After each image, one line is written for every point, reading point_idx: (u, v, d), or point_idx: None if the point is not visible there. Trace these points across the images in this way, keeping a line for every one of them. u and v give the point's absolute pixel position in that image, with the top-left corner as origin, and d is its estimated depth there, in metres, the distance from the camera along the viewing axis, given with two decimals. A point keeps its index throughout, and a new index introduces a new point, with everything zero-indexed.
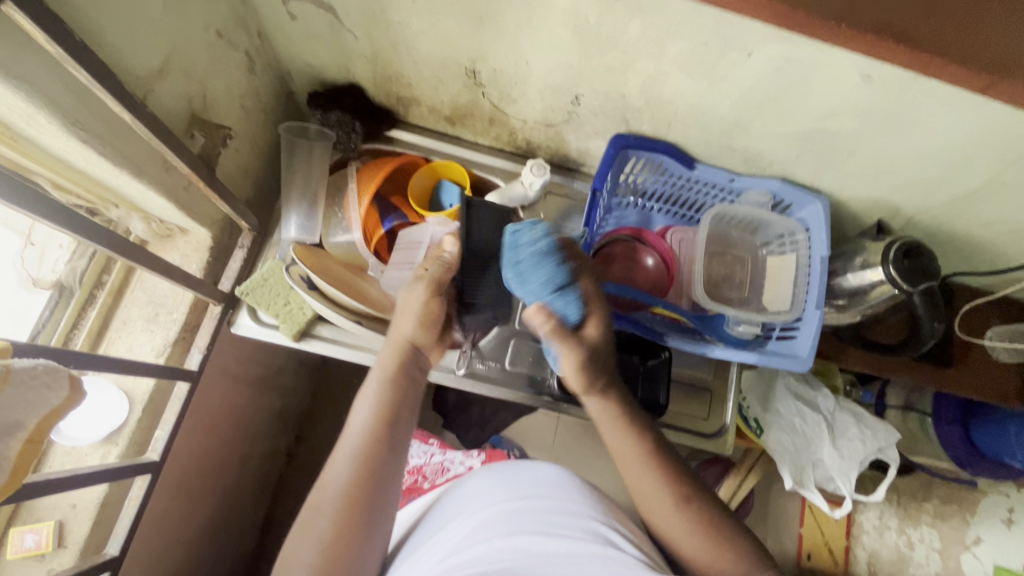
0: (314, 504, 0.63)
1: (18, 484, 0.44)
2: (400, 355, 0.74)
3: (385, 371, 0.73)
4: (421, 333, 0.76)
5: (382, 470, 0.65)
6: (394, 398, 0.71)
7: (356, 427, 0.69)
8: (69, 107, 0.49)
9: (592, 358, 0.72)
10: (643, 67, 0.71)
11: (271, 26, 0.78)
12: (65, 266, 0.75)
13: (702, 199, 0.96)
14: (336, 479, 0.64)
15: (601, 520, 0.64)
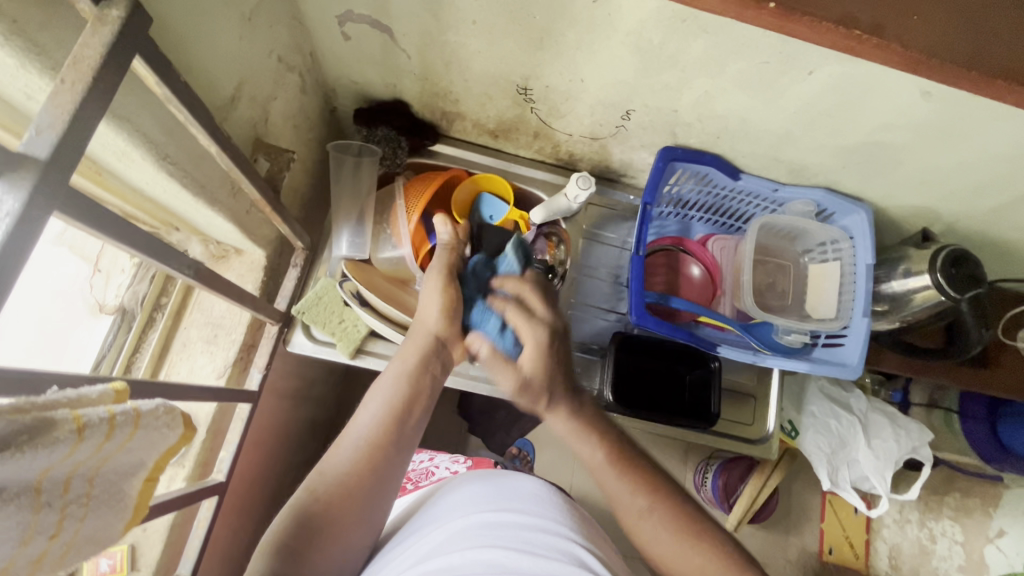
0: (308, 487, 0.60)
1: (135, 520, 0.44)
2: (427, 351, 0.70)
3: (406, 360, 0.69)
4: (448, 328, 0.72)
5: (382, 469, 0.62)
6: (410, 394, 0.67)
7: (364, 420, 0.65)
8: (159, 142, 0.50)
9: (522, 383, 0.69)
10: (699, 84, 0.71)
11: (323, 46, 0.79)
12: (127, 291, 0.75)
13: (743, 208, 0.97)
14: (335, 468, 0.61)
15: (579, 542, 0.59)
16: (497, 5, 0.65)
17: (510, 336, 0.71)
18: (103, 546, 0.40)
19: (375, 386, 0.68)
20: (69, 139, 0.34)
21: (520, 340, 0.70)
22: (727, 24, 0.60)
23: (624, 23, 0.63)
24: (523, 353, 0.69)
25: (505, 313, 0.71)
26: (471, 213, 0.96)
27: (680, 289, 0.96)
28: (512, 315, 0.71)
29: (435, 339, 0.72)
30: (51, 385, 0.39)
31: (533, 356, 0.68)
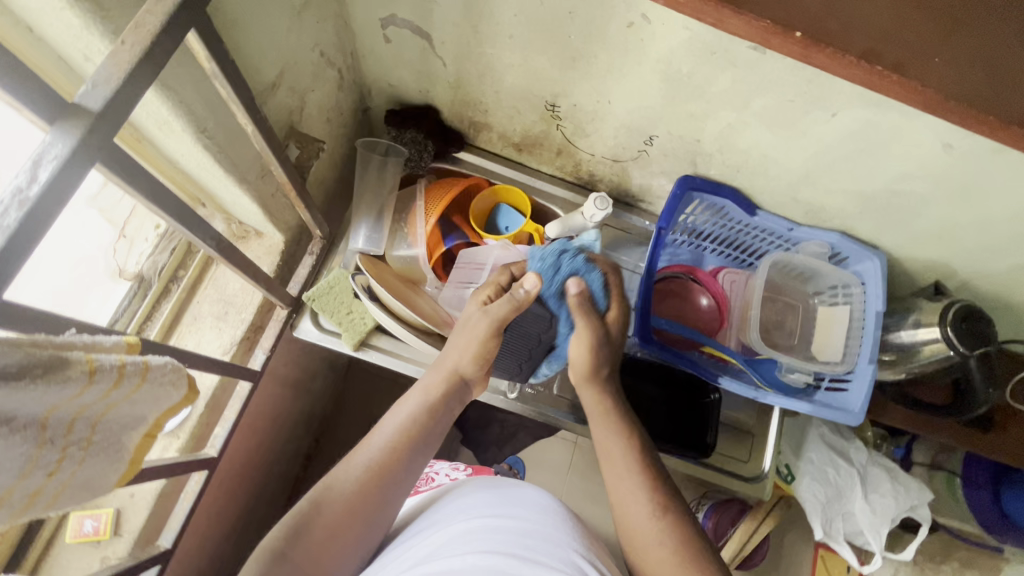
0: (318, 499, 0.61)
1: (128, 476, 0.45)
2: (447, 380, 0.73)
3: (428, 394, 0.72)
4: (474, 365, 0.74)
5: (388, 492, 0.64)
6: (424, 422, 0.69)
7: (377, 441, 0.67)
8: (201, 116, 0.52)
9: (602, 342, 0.76)
10: (724, 116, 0.73)
11: (364, 47, 0.82)
12: (147, 259, 0.76)
13: (757, 243, 0.98)
14: (341, 486, 0.62)
15: (582, 553, 0.58)
16: (536, 22, 0.67)
17: (607, 298, 0.79)
18: (94, 495, 0.41)
19: (392, 410, 0.71)
20: (120, 95, 0.36)
21: (613, 302, 0.80)
22: (756, 60, 0.62)
23: (655, 51, 0.65)
24: (614, 315, 0.79)
25: (608, 274, 0.80)
26: (488, 224, 0.99)
27: (687, 317, 0.96)
28: (618, 274, 0.80)
29: (456, 374, 0.74)
30: (70, 328, 0.40)
31: (618, 320, 0.79)
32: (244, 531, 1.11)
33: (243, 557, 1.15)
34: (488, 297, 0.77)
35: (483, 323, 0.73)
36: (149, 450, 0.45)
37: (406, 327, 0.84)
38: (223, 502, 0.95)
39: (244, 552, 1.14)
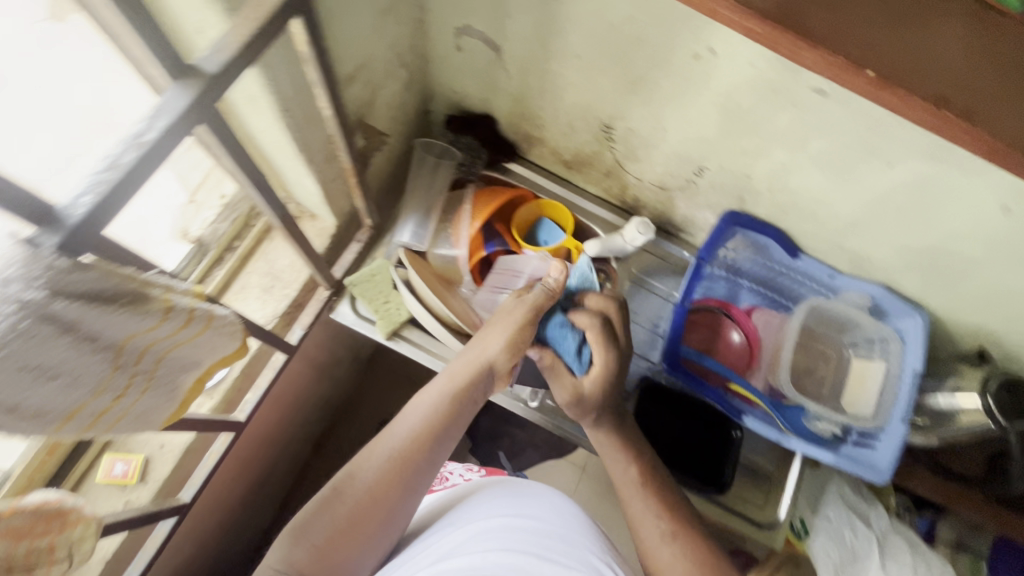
0: (338, 487, 0.63)
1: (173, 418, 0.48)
2: (474, 372, 0.71)
3: (452, 384, 0.70)
4: (503, 357, 0.71)
5: (409, 485, 0.65)
6: (446, 414, 0.69)
7: (398, 431, 0.67)
8: (287, 96, 0.56)
9: (575, 403, 0.74)
10: (777, 155, 0.74)
11: (436, 53, 0.86)
12: (208, 225, 0.79)
13: (795, 287, 0.97)
14: (362, 477, 0.63)
15: (600, 555, 0.60)
16: (606, 45, 0.69)
17: (585, 359, 0.74)
18: (144, 428, 0.43)
19: (414, 400, 0.71)
20: (235, 63, 0.40)
21: (594, 362, 0.74)
22: (817, 102, 0.63)
23: (719, 84, 0.67)
24: (592, 374, 0.74)
25: (586, 331, 0.74)
26: (528, 236, 1.01)
27: (716, 350, 0.95)
28: (598, 334, 0.73)
29: (485, 364, 0.71)
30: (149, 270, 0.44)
31: (599, 381, 0.74)
32: (252, 503, 1.13)
33: (247, 531, 1.17)
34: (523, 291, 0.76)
35: (515, 317, 0.72)
36: (198, 394, 0.47)
37: (441, 324, 0.87)
38: (239, 471, 0.98)
39: (248, 525, 1.16)
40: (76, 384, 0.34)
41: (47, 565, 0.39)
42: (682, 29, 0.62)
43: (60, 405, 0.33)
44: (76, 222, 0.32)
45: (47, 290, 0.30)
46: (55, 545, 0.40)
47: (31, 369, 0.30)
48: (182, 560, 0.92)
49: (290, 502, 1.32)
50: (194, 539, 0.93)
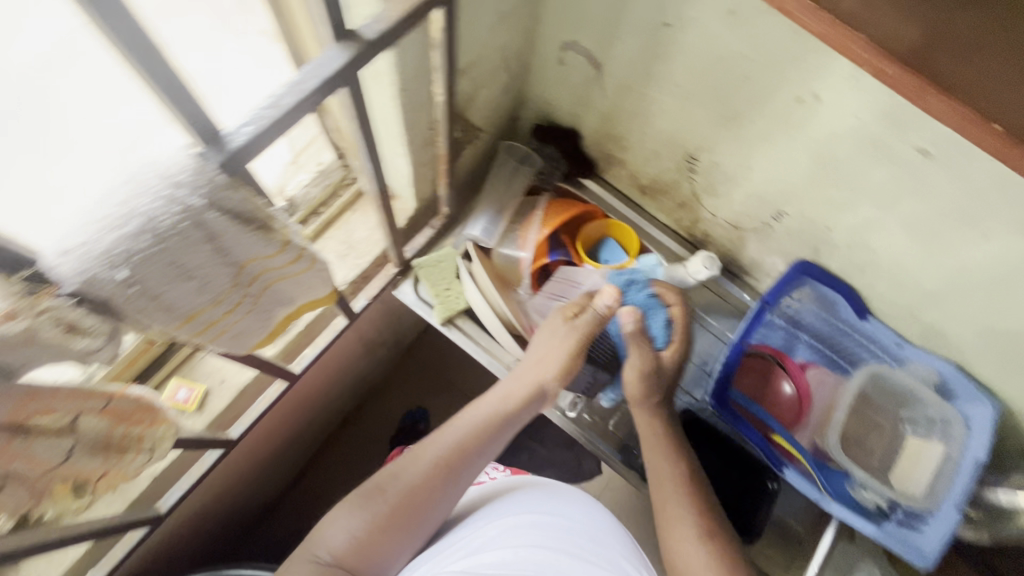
0: (382, 482, 0.66)
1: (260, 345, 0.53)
2: (528, 392, 0.74)
3: (505, 402, 0.73)
4: (555, 380, 0.75)
5: (450, 489, 0.67)
6: (496, 428, 0.72)
7: (447, 438, 0.70)
8: (408, 78, 0.61)
9: (654, 374, 0.77)
10: (864, 211, 0.73)
11: (538, 64, 0.91)
12: (302, 188, 0.82)
13: (855, 349, 0.93)
14: (406, 476, 0.66)
15: (631, 561, 0.60)
16: (709, 77, 0.71)
17: (668, 333, 0.81)
18: (238, 347, 0.48)
19: (465, 410, 0.74)
20: (389, 35, 0.43)
21: (673, 339, 0.81)
22: (918, 163, 0.62)
23: (817, 130, 0.67)
24: (670, 352, 0.80)
25: (671, 309, 0.82)
26: (591, 252, 1.03)
27: (765, 399, 0.94)
28: (682, 314, 0.81)
29: (538, 386, 0.74)
30: None
31: (673, 362, 0.80)
32: (279, 461, 1.16)
33: (267, 488, 1.20)
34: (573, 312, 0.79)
35: (569, 341, 0.76)
36: (284, 328, 0.52)
37: (497, 319, 0.90)
38: (278, 426, 1.02)
39: (270, 483, 1.19)
40: (203, 289, 0.38)
41: (133, 451, 0.44)
42: (790, 73, 0.63)
43: (186, 304, 0.38)
44: (235, 147, 0.37)
45: (203, 199, 0.34)
46: (142, 434, 0.44)
47: (176, 267, 0.35)
48: (207, 500, 0.95)
49: (308, 471, 1.34)
50: (221, 482, 0.96)
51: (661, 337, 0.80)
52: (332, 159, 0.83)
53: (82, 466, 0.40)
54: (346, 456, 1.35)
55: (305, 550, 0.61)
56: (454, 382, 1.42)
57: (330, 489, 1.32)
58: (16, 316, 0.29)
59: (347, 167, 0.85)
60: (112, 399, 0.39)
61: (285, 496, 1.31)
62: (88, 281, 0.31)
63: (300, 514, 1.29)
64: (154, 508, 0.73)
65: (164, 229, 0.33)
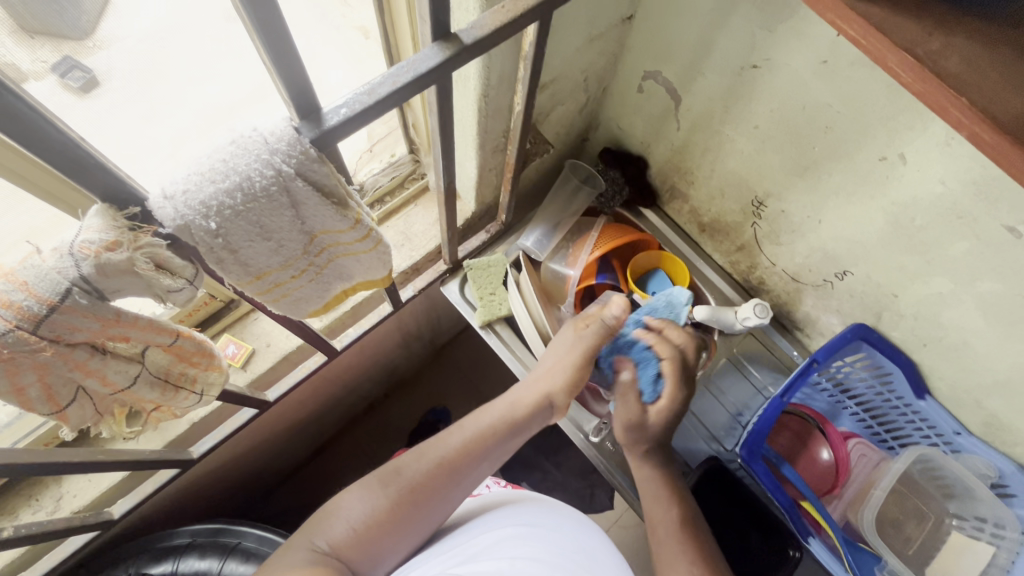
0: (384, 477, 0.65)
1: (317, 315, 0.56)
2: (535, 402, 0.75)
3: (512, 409, 0.74)
4: (561, 392, 0.76)
5: (452, 490, 0.67)
6: (501, 434, 0.72)
7: (452, 439, 0.70)
8: (491, 85, 0.63)
9: (640, 426, 0.77)
10: (937, 283, 0.69)
11: (617, 88, 0.92)
12: (373, 176, 0.87)
13: (906, 427, 0.88)
14: (410, 472, 0.66)
15: None
16: (788, 123, 0.70)
17: (658, 388, 0.77)
18: (296, 313, 0.51)
19: (473, 413, 0.74)
20: (485, 41, 0.45)
21: (663, 395, 0.77)
22: (1005, 241, 0.58)
23: (897, 193, 0.64)
24: (659, 406, 0.76)
25: (663, 362, 0.77)
26: (639, 282, 1.02)
27: (800, 463, 0.90)
28: (674, 368, 0.77)
29: (544, 397, 0.76)
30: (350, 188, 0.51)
31: (664, 415, 0.76)
32: (303, 433, 1.20)
33: (287, 457, 1.24)
34: (580, 322, 0.81)
35: (571, 353, 0.77)
36: (337, 303, 0.55)
37: (536, 332, 0.90)
38: (307, 399, 1.05)
39: (291, 452, 1.23)
40: (277, 252, 0.41)
41: (186, 391, 0.47)
42: (875, 129, 0.61)
43: (260, 263, 0.41)
44: (331, 125, 0.39)
45: (293, 168, 0.37)
46: (196, 377, 0.47)
47: (259, 226, 0.38)
48: (232, 456, 0.99)
49: (327, 449, 1.37)
50: (246, 442, 0.99)
51: (648, 392, 0.77)
52: (404, 154, 0.89)
53: (142, 396, 0.44)
54: (364, 439, 1.38)
55: (302, 538, 0.60)
56: (481, 389, 1.43)
57: (344, 469, 1.35)
58: (118, 247, 0.33)
59: (418, 162, 0.89)
60: (179, 338, 0.42)
61: (301, 467, 1.34)
62: (183, 225, 0.35)
63: (314, 488, 1.33)
64: (187, 451, 0.77)
65: (256, 189, 0.35)
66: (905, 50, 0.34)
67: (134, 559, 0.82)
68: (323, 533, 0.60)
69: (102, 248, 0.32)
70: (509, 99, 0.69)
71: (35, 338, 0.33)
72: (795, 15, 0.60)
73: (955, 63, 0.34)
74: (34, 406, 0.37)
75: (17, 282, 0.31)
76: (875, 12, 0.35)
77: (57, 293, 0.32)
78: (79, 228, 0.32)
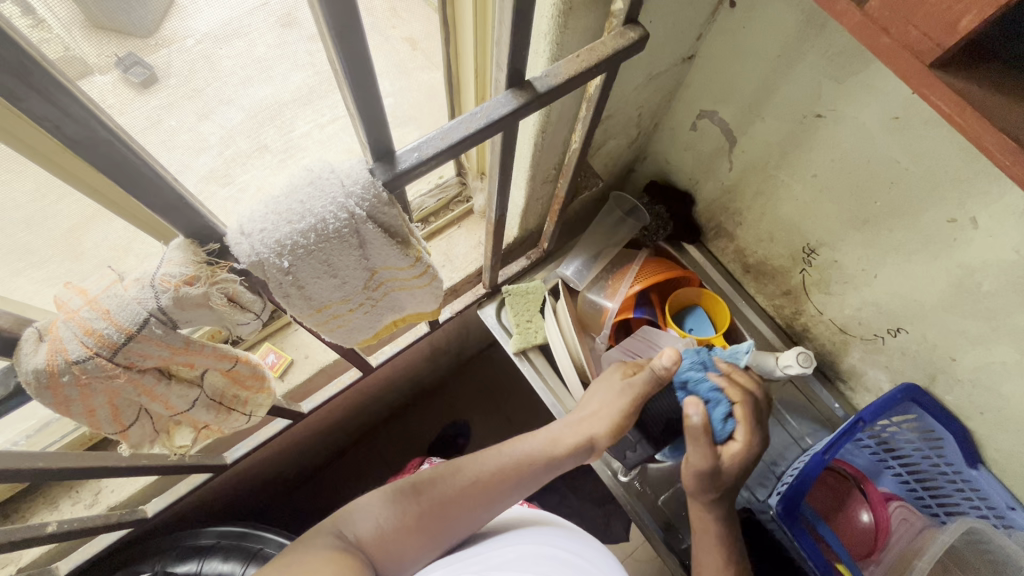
0: (418, 486, 0.65)
1: (373, 340, 0.60)
2: (578, 444, 0.72)
3: (556, 444, 0.71)
4: (606, 438, 0.73)
5: (478, 512, 0.65)
6: (538, 468, 0.69)
7: (489, 461, 0.68)
8: (550, 122, 0.63)
9: (710, 476, 0.70)
10: (1001, 351, 0.65)
11: (670, 124, 0.91)
12: (420, 196, 0.88)
13: (952, 495, 0.85)
14: (443, 487, 0.65)
15: None
16: (850, 176, 0.68)
17: (730, 429, 0.71)
18: (351, 339, 0.55)
19: (516, 439, 0.72)
20: (558, 89, 0.46)
21: (736, 437, 0.71)
22: None
23: (965, 257, 0.61)
24: (732, 450, 0.70)
25: (735, 405, 0.72)
26: (677, 317, 1.01)
27: (837, 523, 0.88)
28: (750, 411, 0.71)
29: (588, 439, 0.73)
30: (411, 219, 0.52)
31: (737, 459, 0.70)
32: (324, 440, 1.20)
33: (309, 460, 1.24)
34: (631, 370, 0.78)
35: (620, 401, 0.74)
36: (387, 330, 0.59)
37: (570, 362, 0.89)
38: (337, 407, 1.06)
39: (312, 456, 1.24)
40: (339, 287, 0.44)
41: (237, 412, 0.51)
42: (945, 191, 0.59)
43: (323, 297, 0.44)
44: (403, 168, 0.41)
45: (365, 211, 0.39)
46: (247, 400, 0.51)
47: (326, 265, 0.40)
48: (258, 459, 1.00)
49: (347, 455, 1.37)
50: (273, 446, 1.01)
51: (721, 430, 0.70)
52: (452, 176, 0.89)
53: (198, 417, 0.47)
54: (383, 448, 1.38)
55: (327, 526, 0.60)
56: (504, 408, 1.42)
57: (362, 478, 1.35)
58: (196, 281, 0.36)
59: (465, 185, 0.89)
60: (238, 363, 0.46)
61: (318, 473, 1.35)
62: (257, 261, 0.37)
63: (328, 493, 1.33)
64: (221, 456, 0.78)
65: (328, 230, 0.37)
66: (1005, 134, 0.33)
67: (158, 558, 0.83)
68: (349, 528, 0.60)
69: (181, 281, 0.35)
70: (566, 133, 0.69)
71: (111, 364, 0.36)
72: (866, 69, 0.59)
73: None
74: (101, 425, 0.41)
75: (101, 310, 0.34)
76: (974, 94, 0.34)
77: (136, 322, 0.35)
78: (161, 260, 0.36)
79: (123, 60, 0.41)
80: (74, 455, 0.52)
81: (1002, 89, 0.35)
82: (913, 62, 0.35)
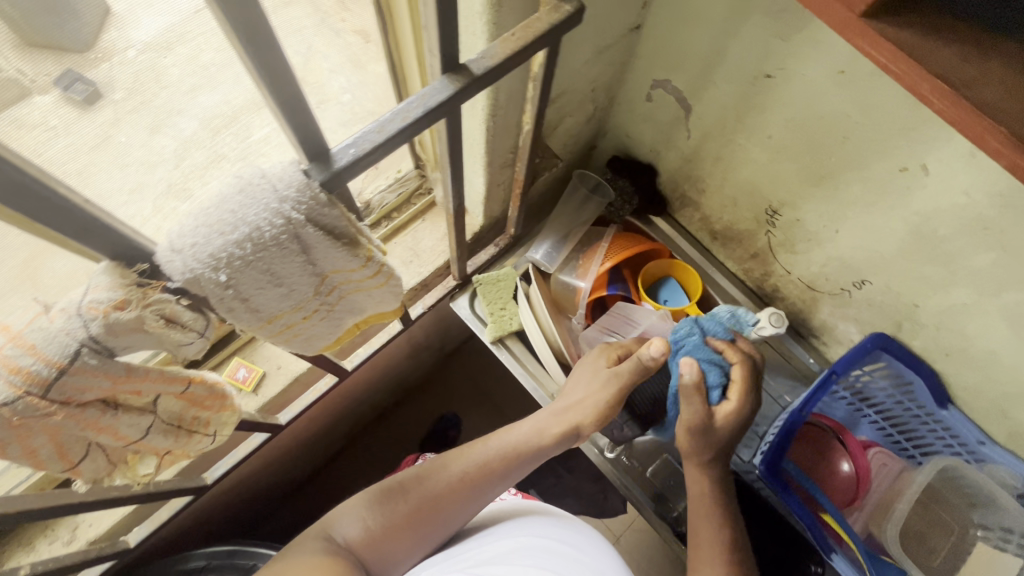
0: (405, 485, 0.64)
1: (337, 346, 0.59)
2: (564, 432, 0.70)
3: (543, 433, 0.70)
4: (590, 423, 0.71)
5: (466, 506, 0.65)
6: (525, 459, 0.68)
7: (476, 454, 0.67)
8: (499, 105, 0.62)
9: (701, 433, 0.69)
10: (960, 293, 0.67)
11: (625, 97, 0.90)
12: (379, 193, 0.86)
13: (928, 437, 0.87)
14: (431, 485, 0.64)
15: None
16: (804, 133, 0.68)
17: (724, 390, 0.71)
18: (312, 346, 0.53)
19: (502, 429, 0.71)
20: (496, 70, 0.45)
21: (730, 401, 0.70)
22: None
23: (918, 204, 0.62)
24: (725, 411, 0.70)
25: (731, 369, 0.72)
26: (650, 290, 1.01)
27: (820, 474, 0.90)
28: (742, 374, 0.71)
29: (574, 427, 0.71)
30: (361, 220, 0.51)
31: (729, 420, 0.70)
32: (310, 448, 1.19)
33: (297, 471, 1.22)
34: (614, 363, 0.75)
35: (604, 391, 0.71)
36: (350, 335, 0.58)
37: (547, 345, 0.89)
38: (317, 415, 1.04)
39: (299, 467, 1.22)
40: (287, 296, 0.43)
41: (199, 434, 0.50)
42: (894, 139, 0.59)
43: (271, 307, 0.43)
44: (341, 165, 0.39)
45: (303, 214, 0.37)
46: (209, 420, 0.50)
47: (269, 274, 0.39)
48: (241, 475, 0.98)
49: (337, 461, 1.36)
50: (257, 461, 0.99)
51: (715, 388, 0.70)
52: (410, 169, 0.87)
53: (157, 444, 0.46)
54: (373, 450, 1.37)
55: (315, 532, 0.60)
56: (490, 398, 1.41)
57: (355, 482, 1.34)
58: (126, 305, 0.35)
59: (424, 178, 0.87)
60: (190, 385, 0.45)
61: (309, 482, 1.33)
62: (192, 277, 0.35)
63: (321, 500, 1.31)
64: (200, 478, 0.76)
65: (265, 238, 0.36)
66: (937, 77, 0.33)
67: None
68: (337, 531, 0.60)
69: (111, 306, 0.34)
70: (518, 115, 0.68)
71: (45, 402, 0.35)
72: (810, 25, 0.58)
73: (992, 91, 0.33)
74: (47, 465, 0.40)
75: (24, 345, 0.32)
76: (905, 39, 0.34)
77: (66, 354, 0.33)
78: (87, 286, 0.34)
79: (61, 79, 0.38)
80: (34, 497, 0.50)
81: (934, 30, 0.35)
82: (842, 13, 0.34)
